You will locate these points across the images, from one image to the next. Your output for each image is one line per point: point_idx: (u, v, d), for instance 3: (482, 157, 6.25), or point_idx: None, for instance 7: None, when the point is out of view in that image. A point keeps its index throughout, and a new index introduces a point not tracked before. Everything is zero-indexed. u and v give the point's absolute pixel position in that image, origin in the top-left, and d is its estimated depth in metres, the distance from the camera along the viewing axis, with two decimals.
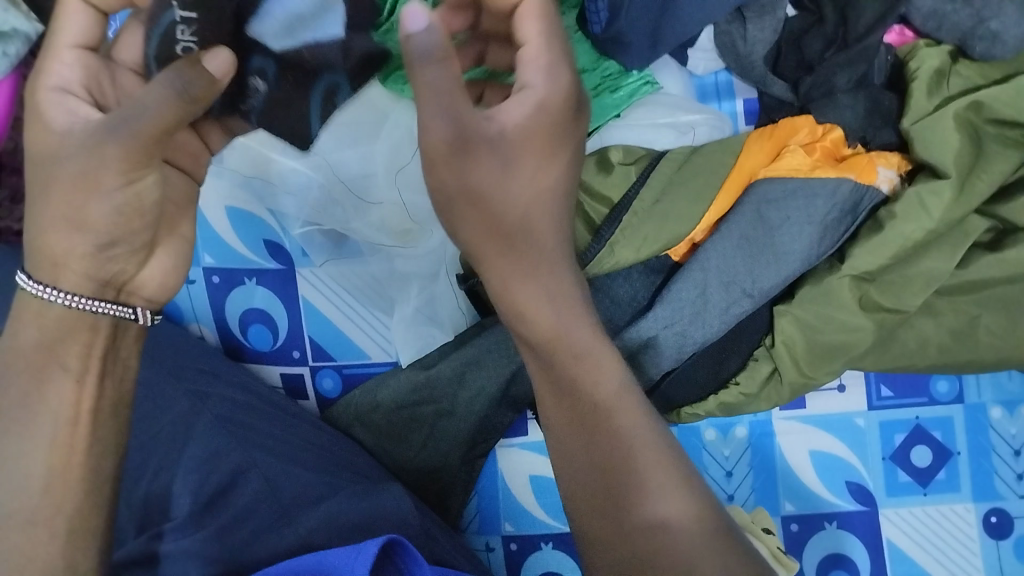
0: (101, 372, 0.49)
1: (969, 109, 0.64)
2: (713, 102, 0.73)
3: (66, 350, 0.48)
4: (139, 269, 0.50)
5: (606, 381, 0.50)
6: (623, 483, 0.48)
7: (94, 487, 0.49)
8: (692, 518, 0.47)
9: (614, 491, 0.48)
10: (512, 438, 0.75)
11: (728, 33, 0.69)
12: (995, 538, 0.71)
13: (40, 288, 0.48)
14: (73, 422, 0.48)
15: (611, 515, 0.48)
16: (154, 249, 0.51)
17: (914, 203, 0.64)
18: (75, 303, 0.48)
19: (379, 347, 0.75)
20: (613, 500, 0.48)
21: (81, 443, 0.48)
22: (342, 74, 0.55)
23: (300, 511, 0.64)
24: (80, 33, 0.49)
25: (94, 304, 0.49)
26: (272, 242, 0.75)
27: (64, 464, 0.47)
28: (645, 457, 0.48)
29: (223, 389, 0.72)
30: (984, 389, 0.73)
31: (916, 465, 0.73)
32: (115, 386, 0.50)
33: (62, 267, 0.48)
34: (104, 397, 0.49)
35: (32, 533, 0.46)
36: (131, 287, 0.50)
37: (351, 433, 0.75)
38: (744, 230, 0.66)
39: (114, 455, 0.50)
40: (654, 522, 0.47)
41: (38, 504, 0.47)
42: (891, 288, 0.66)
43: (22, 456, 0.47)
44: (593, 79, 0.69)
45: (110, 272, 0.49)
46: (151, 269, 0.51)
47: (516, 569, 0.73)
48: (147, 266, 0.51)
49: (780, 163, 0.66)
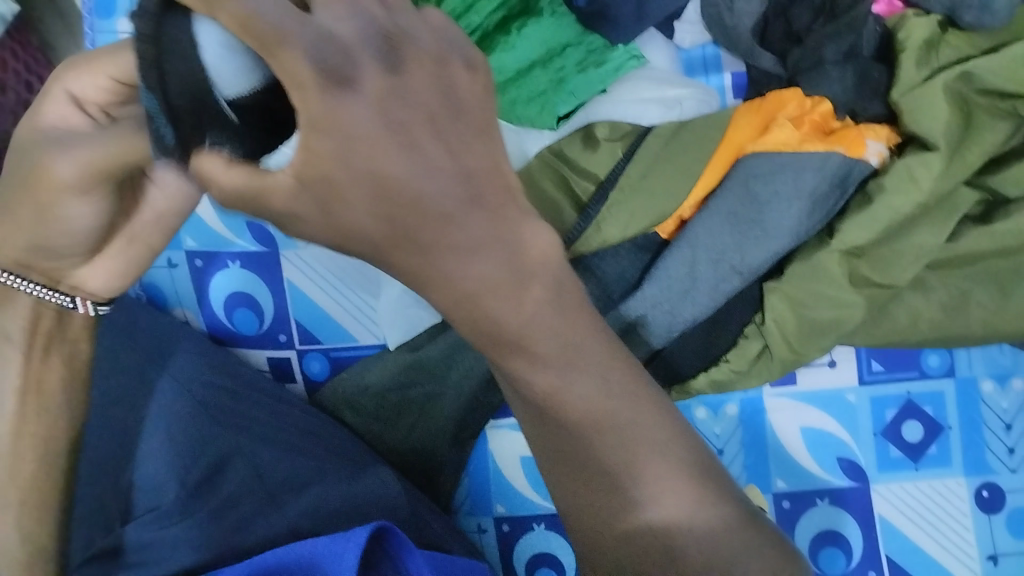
0: (44, 347, 0.54)
1: (958, 81, 0.64)
2: (701, 76, 0.72)
3: (10, 324, 0.53)
4: (81, 266, 0.53)
5: (547, 382, 0.38)
6: (606, 482, 0.40)
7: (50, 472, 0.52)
8: (695, 506, 0.39)
9: (601, 482, 0.40)
10: (501, 420, 0.73)
11: (715, 5, 0.69)
12: (987, 513, 0.71)
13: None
14: (20, 392, 0.52)
15: (603, 514, 0.40)
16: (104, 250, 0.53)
17: (904, 176, 0.63)
18: (10, 284, 0.52)
19: (367, 330, 0.74)
20: (597, 491, 0.40)
21: (30, 414, 0.52)
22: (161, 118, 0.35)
23: (286, 496, 0.64)
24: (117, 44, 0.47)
25: (30, 287, 0.52)
26: (255, 224, 0.74)
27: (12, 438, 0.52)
28: (623, 433, 0.39)
29: (206, 374, 0.71)
30: (976, 362, 0.72)
31: (908, 440, 0.73)
32: (60, 363, 0.54)
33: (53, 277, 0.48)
34: (49, 371, 0.53)
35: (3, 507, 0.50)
36: (73, 280, 0.53)
37: (340, 415, 0.74)
38: (733, 206, 0.65)
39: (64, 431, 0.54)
40: (646, 518, 0.39)
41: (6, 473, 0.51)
42: (881, 261, 0.65)
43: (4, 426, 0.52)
44: (578, 54, 0.68)
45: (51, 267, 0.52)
46: (94, 267, 0.53)
47: (507, 550, 0.73)
48: (90, 265, 0.53)
49: (768, 137, 0.65)
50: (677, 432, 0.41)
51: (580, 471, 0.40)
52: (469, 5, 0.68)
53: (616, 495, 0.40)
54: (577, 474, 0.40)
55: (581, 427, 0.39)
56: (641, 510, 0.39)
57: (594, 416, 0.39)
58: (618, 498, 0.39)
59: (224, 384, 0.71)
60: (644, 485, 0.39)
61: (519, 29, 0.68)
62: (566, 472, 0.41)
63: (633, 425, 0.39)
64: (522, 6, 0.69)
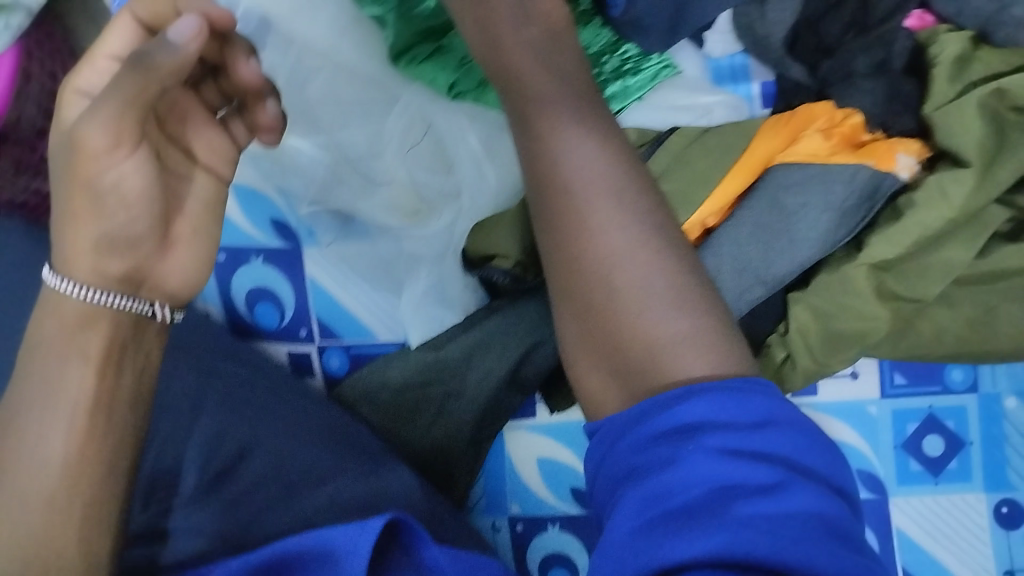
0: (119, 365, 0.48)
1: (992, 97, 0.62)
2: (729, 85, 0.71)
3: (87, 341, 0.47)
4: (158, 261, 0.49)
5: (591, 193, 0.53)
6: (629, 341, 0.50)
7: (110, 477, 0.48)
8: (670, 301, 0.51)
9: (612, 334, 0.51)
10: (521, 420, 0.74)
11: (747, 14, 0.66)
12: (1006, 528, 0.71)
13: (59, 281, 0.47)
14: (90, 411, 0.47)
15: (590, 312, 0.52)
16: (172, 243, 0.49)
17: (935, 191, 0.63)
18: (89, 297, 0.47)
19: (387, 327, 0.74)
20: (588, 285, 0.52)
21: (98, 433, 0.47)
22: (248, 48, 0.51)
23: (304, 492, 0.64)
24: (120, 47, 0.48)
25: (111, 299, 0.47)
26: (279, 221, 0.74)
27: (80, 456, 0.47)
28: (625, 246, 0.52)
29: (232, 367, 0.72)
30: (999, 379, 0.71)
31: (928, 454, 0.72)
32: (133, 379, 0.49)
33: (73, 261, 0.47)
34: (122, 387, 0.49)
35: (49, 517, 0.46)
36: (152, 283, 0.49)
37: (359, 413, 0.74)
38: (759, 215, 0.65)
39: (129, 453, 0.49)
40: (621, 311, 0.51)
41: (56, 490, 0.46)
42: (907, 277, 0.65)
43: (40, 442, 0.46)
44: (614, 63, 0.67)
45: (125, 267, 0.48)
46: (173, 261, 0.49)
47: (522, 550, 0.74)
48: (168, 259, 0.49)
49: (798, 148, 0.65)
50: (696, 308, 0.51)
51: (609, 331, 0.51)
52: None
53: (600, 290, 0.52)
54: (601, 329, 0.52)
55: (624, 299, 0.51)
56: (653, 348, 0.50)
57: (585, 208, 0.53)
58: (618, 339, 0.51)
59: (239, 372, 0.72)
60: (649, 328, 0.50)
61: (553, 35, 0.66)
62: (591, 332, 0.52)
63: (615, 222, 0.52)
64: None
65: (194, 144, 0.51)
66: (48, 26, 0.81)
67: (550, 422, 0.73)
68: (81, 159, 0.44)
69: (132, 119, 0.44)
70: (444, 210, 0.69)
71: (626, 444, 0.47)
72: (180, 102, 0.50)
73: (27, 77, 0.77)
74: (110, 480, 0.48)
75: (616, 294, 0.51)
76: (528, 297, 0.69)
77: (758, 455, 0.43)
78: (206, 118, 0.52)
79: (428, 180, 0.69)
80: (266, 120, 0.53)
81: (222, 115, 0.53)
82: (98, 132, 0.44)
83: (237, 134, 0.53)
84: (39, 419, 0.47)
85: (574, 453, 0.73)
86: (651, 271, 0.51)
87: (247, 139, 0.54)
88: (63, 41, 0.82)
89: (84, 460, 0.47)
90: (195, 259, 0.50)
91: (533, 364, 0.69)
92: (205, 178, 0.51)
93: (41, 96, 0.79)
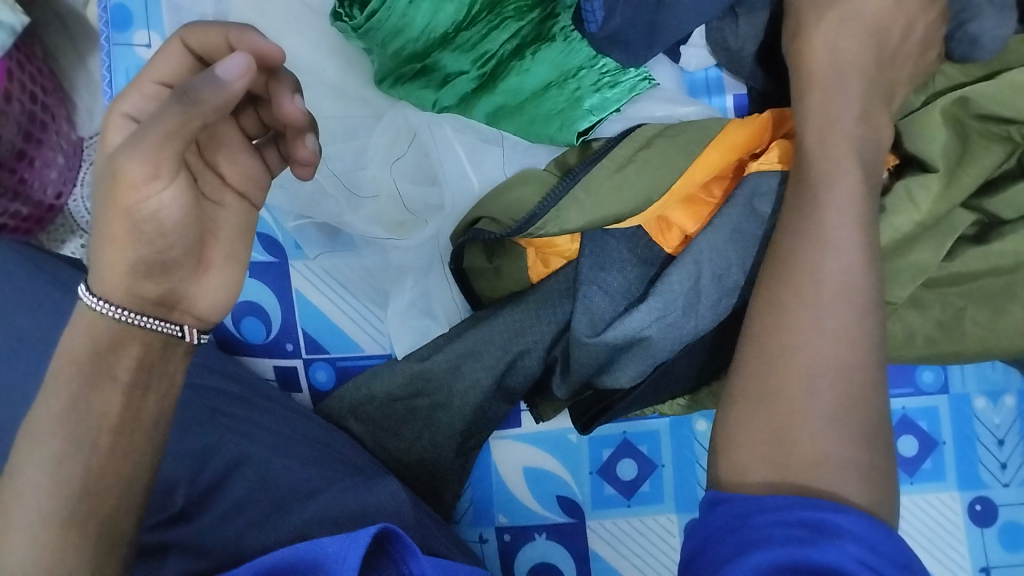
0: (145, 385, 0.50)
1: (955, 105, 0.65)
2: (703, 97, 0.74)
3: (118, 360, 0.49)
4: (193, 284, 0.50)
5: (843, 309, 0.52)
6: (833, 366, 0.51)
7: (129, 490, 0.49)
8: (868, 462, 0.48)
9: (765, 355, 0.52)
10: (507, 429, 0.76)
11: (719, 29, 0.69)
12: (981, 526, 0.73)
13: (95, 301, 0.48)
14: (115, 431, 0.48)
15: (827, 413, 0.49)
16: (206, 269, 0.51)
17: (903, 194, 0.65)
18: (124, 317, 0.48)
19: (373, 339, 0.76)
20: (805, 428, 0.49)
21: (121, 448, 0.48)
22: (291, 79, 0.51)
23: (295, 505, 0.63)
24: (167, 71, 0.49)
25: (144, 319, 0.49)
26: (267, 237, 0.76)
27: (103, 467, 0.48)
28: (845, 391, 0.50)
29: (222, 384, 0.72)
30: (969, 379, 0.74)
31: (904, 455, 0.74)
32: (157, 400, 0.51)
33: (108, 283, 0.48)
34: (146, 406, 0.50)
35: (66, 532, 0.46)
36: (185, 305, 0.51)
37: (346, 425, 0.75)
38: (735, 224, 0.65)
39: (146, 473, 0.50)
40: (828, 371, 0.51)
41: (77, 506, 0.47)
42: (882, 281, 0.66)
43: (61, 459, 0.47)
44: (592, 76, 0.67)
45: (155, 291, 0.49)
46: (205, 286, 0.51)
47: (508, 561, 0.74)
48: (200, 283, 0.51)
49: (769, 155, 0.65)
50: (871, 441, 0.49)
51: (764, 379, 0.51)
52: (483, 35, 0.67)
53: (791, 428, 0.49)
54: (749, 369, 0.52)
55: (789, 393, 0.50)
56: (730, 479, 0.50)
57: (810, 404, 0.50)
58: (786, 441, 0.49)
59: (229, 389, 0.72)
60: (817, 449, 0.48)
61: (534, 54, 0.67)
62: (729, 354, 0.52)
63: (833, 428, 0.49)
64: (535, 33, 0.68)
65: (228, 169, 0.52)
66: (26, 48, 0.82)
67: (535, 431, 0.75)
68: (119, 190, 0.45)
69: (171, 152, 0.44)
70: (428, 220, 0.72)
71: (759, 518, 0.46)
72: (220, 130, 0.52)
73: (10, 98, 0.78)
74: (128, 496, 0.49)
75: (777, 369, 0.51)
76: (511, 306, 0.69)
77: (814, 571, 0.43)
78: (241, 144, 0.53)
79: (412, 192, 0.72)
80: (303, 154, 0.54)
81: (257, 143, 0.55)
82: (137, 164, 0.44)
83: (270, 161, 0.55)
84: (62, 441, 0.47)
85: (557, 460, 0.75)
86: (833, 410, 0.49)
87: (278, 165, 0.55)
88: (37, 63, 0.84)
89: (103, 478, 0.48)
90: (227, 285, 0.52)
91: (518, 373, 0.70)
92: (237, 203, 0.52)
93: (22, 116, 0.80)
